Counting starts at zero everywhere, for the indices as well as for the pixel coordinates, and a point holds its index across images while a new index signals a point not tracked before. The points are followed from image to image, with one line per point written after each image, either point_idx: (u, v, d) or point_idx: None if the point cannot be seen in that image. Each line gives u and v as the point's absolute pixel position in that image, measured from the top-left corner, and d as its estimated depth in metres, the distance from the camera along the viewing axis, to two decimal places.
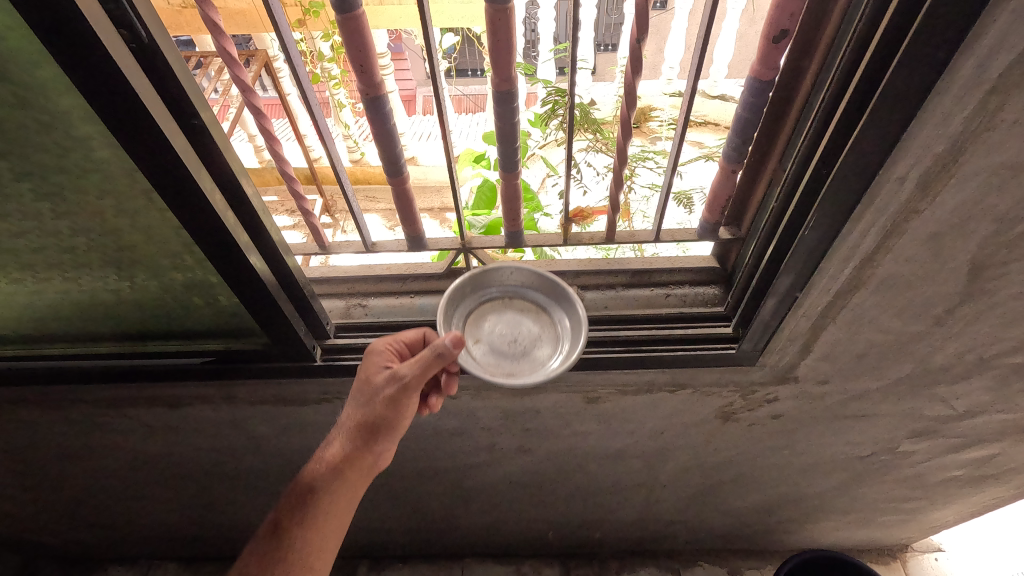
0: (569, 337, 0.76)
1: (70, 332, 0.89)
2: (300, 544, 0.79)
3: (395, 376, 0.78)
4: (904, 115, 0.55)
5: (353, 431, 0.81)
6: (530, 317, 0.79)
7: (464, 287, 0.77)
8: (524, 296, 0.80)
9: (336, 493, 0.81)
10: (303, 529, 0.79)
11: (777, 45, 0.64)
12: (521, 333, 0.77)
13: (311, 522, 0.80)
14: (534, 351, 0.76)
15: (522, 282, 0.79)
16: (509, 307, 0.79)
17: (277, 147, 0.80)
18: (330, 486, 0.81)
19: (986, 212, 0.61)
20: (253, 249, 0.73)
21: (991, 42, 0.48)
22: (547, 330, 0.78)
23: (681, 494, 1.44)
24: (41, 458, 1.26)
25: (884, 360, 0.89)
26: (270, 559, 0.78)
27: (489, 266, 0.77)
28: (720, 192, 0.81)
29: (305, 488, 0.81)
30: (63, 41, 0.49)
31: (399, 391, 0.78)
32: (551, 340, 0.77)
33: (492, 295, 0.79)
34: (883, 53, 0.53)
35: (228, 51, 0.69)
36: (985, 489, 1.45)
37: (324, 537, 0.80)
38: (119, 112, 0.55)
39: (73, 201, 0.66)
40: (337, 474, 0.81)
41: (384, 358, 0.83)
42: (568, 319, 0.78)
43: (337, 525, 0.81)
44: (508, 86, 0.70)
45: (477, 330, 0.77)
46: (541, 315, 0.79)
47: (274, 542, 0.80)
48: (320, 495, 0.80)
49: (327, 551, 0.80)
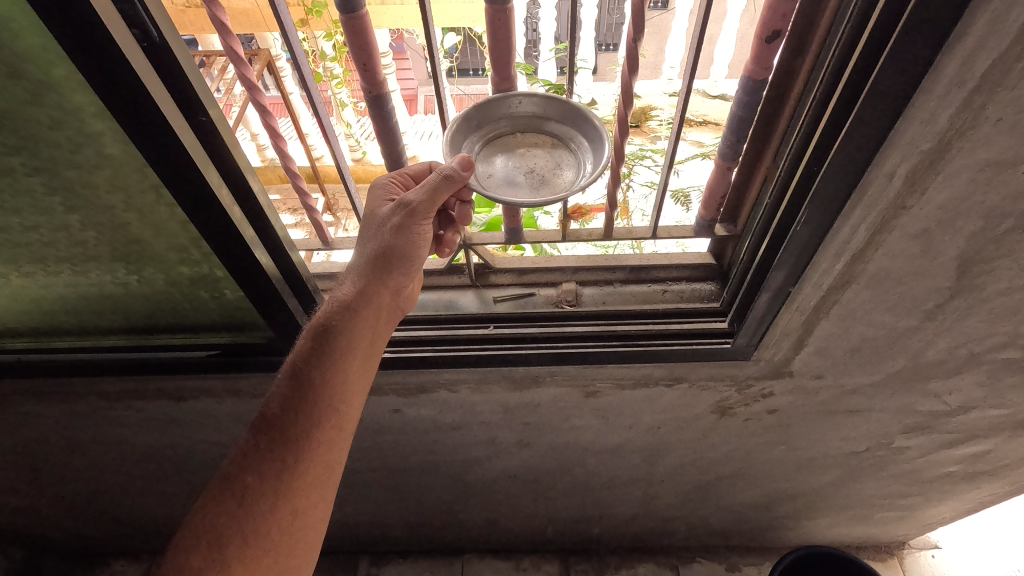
0: (591, 156, 0.71)
1: (78, 325, 0.91)
2: (320, 380, 0.76)
3: (403, 207, 0.77)
4: (892, 112, 0.56)
5: (366, 275, 0.79)
6: (546, 148, 0.75)
7: (471, 119, 0.73)
8: (539, 126, 0.75)
9: (355, 336, 0.78)
10: (322, 364, 0.76)
11: (769, 44, 0.66)
12: (538, 164, 0.74)
13: (330, 355, 0.77)
14: (552, 178, 0.73)
15: (535, 111, 0.74)
16: (523, 135, 0.76)
17: (282, 144, 0.82)
18: (347, 321, 0.78)
19: (973, 208, 0.63)
20: (258, 244, 0.74)
21: (975, 41, 0.50)
22: (567, 155, 0.74)
23: (679, 489, 1.46)
24: (47, 451, 1.28)
25: (877, 355, 0.91)
26: (291, 401, 0.75)
27: (496, 95, 0.73)
28: (715, 189, 0.83)
29: (320, 328, 0.78)
30: (77, 39, 0.51)
31: (408, 217, 0.76)
32: (573, 164, 0.73)
33: (503, 127, 0.75)
34: (871, 50, 0.55)
35: (235, 50, 0.71)
36: (980, 485, 1.46)
37: (346, 378, 0.77)
38: (130, 109, 0.57)
39: (83, 196, 0.68)
40: (354, 312, 0.78)
41: (387, 191, 0.81)
42: (588, 141, 0.73)
43: (357, 366, 0.78)
44: (508, 84, 0.74)
45: (492, 162, 0.75)
46: (555, 141, 0.75)
47: (293, 383, 0.77)
48: (336, 334, 0.77)
49: (350, 393, 0.77)
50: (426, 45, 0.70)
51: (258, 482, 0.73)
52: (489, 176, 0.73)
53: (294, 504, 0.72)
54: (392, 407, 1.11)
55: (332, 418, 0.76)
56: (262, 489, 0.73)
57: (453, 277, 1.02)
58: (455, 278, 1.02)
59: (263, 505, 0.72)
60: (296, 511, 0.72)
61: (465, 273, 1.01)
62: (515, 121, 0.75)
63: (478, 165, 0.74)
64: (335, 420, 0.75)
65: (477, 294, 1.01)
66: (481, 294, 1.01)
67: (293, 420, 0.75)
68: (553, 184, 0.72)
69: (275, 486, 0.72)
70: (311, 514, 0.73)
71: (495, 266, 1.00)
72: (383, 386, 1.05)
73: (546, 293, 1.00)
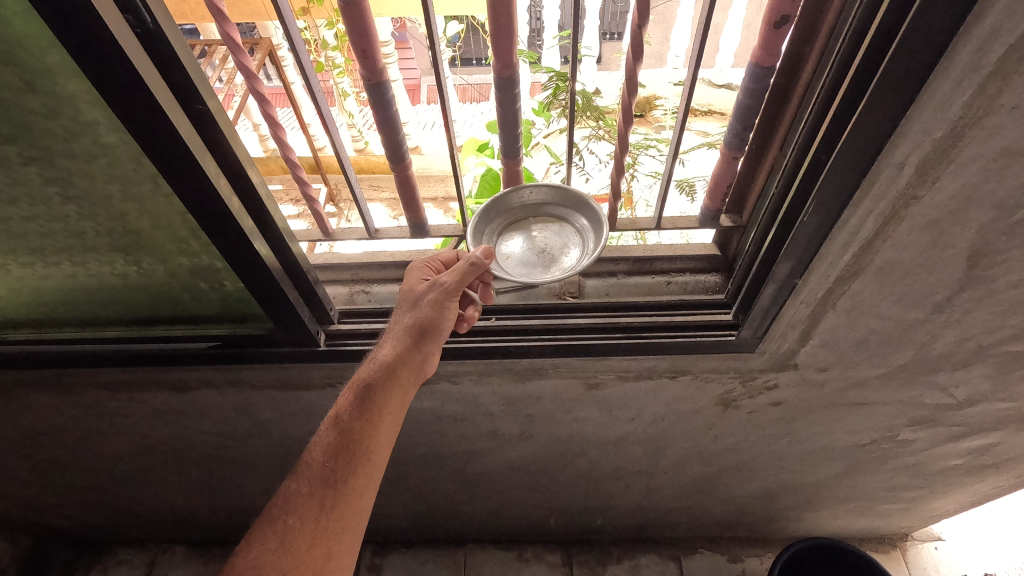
0: (591, 236, 0.84)
1: (77, 316, 0.90)
2: (360, 433, 0.77)
3: (438, 283, 0.82)
4: (905, 100, 0.55)
5: (404, 338, 0.82)
6: (555, 228, 0.87)
7: (489, 211, 0.86)
8: (546, 210, 0.88)
9: (392, 394, 0.79)
10: (364, 418, 0.78)
11: (778, 29, 0.65)
12: (549, 244, 0.86)
13: (369, 411, 0.78)
14: (561, 254, 0.85)
15: (543, 198, 0.88)
16: (534, 220, 0.89)
17: (281, 134, 0.81)
18: (387, 382, 0.79)
19: (986, 198, 0.62)
20: (258, 235, 0.74)
21: (992, 25, 0.48)
22: (572, 235, 0.86)
23: (682, 481, 1.45)
24: (50, 441, 1.28)
25: (884, 347, 0.90)
26: (333, 452, 0.77)
27: (506, 190, 0.86)
28: (721, 177, 0.83)
29: (360, 386, 0.80)
30: (68, 24, 0.50)
31: (443, 293, 0.81)
32: (578, 242, 0.85)
33: (517, 214, 0.88)
34: (884, 34, 0.53)
35: (233, 38, 0.70)
36: (985, 478, 1.45)
37: (383, 433, 0.78)
38: (124, 97, 0.56)
39: (80, 185, 0.67)
40: (393, 373, 0.80)
41: (424, 272, 0.87)
42: (586, 220, 0.85)
43: (393, 422, 0.80)
44: (511, 72, 0.70)
45: (509, 245, 0.87)
46: (562, 222, 0.88)
47: (334, 433, 0.78)
48: (377, 393, 0.79)
49: (385, 446, 0.78)
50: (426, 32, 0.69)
51: (297, 524, 0.74)
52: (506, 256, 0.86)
53: (327, 547, 0.73)
54: None
55: (368, 468, 0.77)
56: (300, 531, 0.73)
57: None
58: None
59: (299, 546, 0.72)
60: (329, 556, 0.72)
61: None
62: (526, 208, 0.88)
63: (498, 248, 0.87)
64: (369, 469, 0.77)
65: None
66: None
67: (334, 469, 0.76)
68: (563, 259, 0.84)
69: (311, 532, 0.73)
70: (342, 560, 0.73)
71: None
72: None
73: (548, 285, 0.99)
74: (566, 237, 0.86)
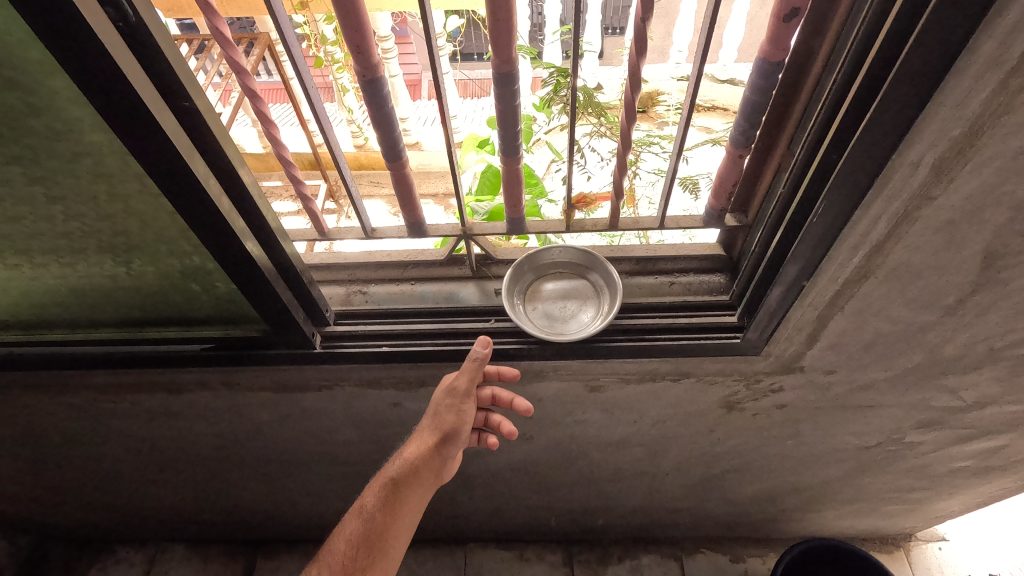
0: (607, 297, 0.90)
1: (68, 318, 0.88)
2: (381, 525, 0.86)
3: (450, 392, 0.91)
4: (921, 96, 0.53)
5: (426, 444, 0.91)
6: (577, 283, 0.93)
7: (520, 266, 0.92)
8: (571, 266, 0.93)
9: (412, 492, 0.90)
10: (386, 512, 0.87)
11: (787, 23, 0.61)
12: (568, 298, 0.92)
13: (393, 505, 0.88)
14: (580, 283, 0.93)
15: (570, 258, 0.93)
16: (560, 273, 0.94)
17: (274, 131, 0.79)
18: (408, 481, 0.90)
19: (1003, 199, 0.59)
20: (249, 236, 0.72)
21: (1016, 18, 0.46)
22: (590, 292, 0.92)
23: (684, 482, 1.43)
24: (46, 442, 1.27)
25: (892, 350, 0.88)
26: (357, 540, 0.86)
27: (538, 249, 0.92)
28: (726, 177, 0.79)
29: (386, 482, 0.90)
30: (46, 19, 0.48)
31: (455, 399, 0.90)
32: (595, 300, 0.91)
33: (545, 266, 0.93)
34: (900, 27, 0.51)
35: (222, 32, 0.68)
36: (992, 480, 1.43)
37: (401, 530, 0.88)
38: (106, 94, 0.53)
39: (65, 184, 0.65)
40: (414, 472, 0.90)
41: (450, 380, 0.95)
42: (605, 280, 0.91)
43: (410, 520, 0.89)
44: (509, 67, 0.68)
45: (535, 297, 0.92)
46: (583, 278, 0.93)
47: (359, 521, 0.88)
48: (399, 491, 0.89)
49: (401, 541, 0.87)
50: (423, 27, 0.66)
51: None
52: (533, 288, 0.93)
53: None
54: (391, 401, 1.09)
55: (385, 560, 0.85)
56: None
57: (453, 268, 0.99)
58: (455, 270, 0.99)
59: None
60: None
61: (465, 265, 0.99)
62: (554, 265, 0.93)
63: (524, 298, 0.92)
64: (386, 562, 0.85)
65: (478, 286, 0.98)
66: (483, 287, 0.98)
67: (355, 558, 0.84)
68: (583, 293, 0.92)
69: None
70: None
71: (497, 257, 0.98)
72: (382, 381, 1.02)
73: None
74: (585, 263, 0.92)
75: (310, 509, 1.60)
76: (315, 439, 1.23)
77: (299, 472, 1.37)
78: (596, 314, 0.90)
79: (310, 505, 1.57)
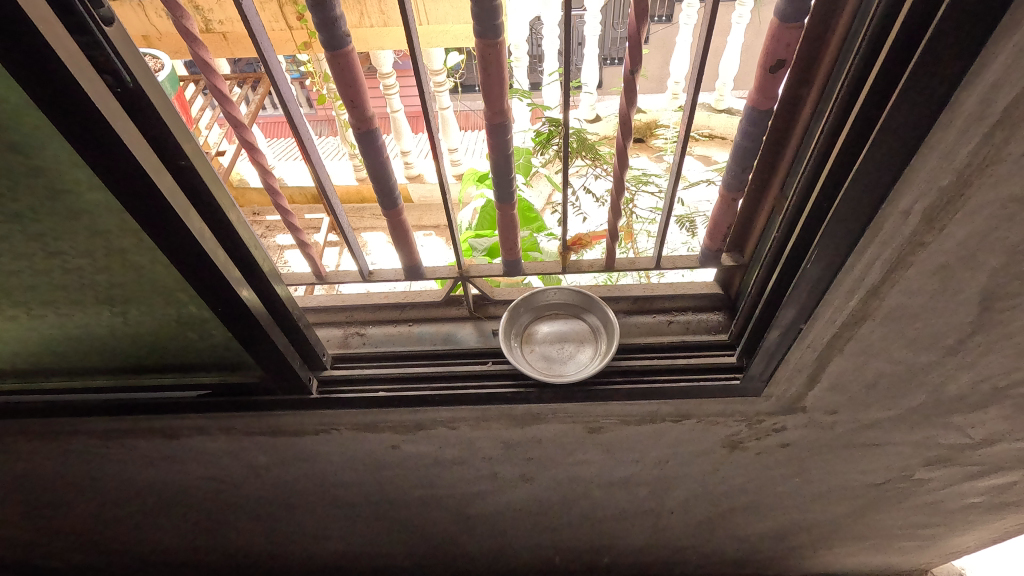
0: (604, 337, 0.90)
1: (66, 366, 0.89)
2: None
3: None
4: (906, 148, 0.54)
5: None
6: (573, 323, 0.92)
7: (518, 309, 0.91)
8: (566, 307, 0.93)
9: None
10: None
11: (774, 75, 0.63)
12: (564, 339, 0.91)
13: None
14: (578, 325, 0.92)
15: (564, 299, 0.92)
16: (556, 314, 0.93)
17: (271, 179, 0.79)
18: None
19: (995, 244, 0.60)
20: (245, 285, 0.72)
21: (993, 76, 0.48)
22: (587, 332, 0.92)
23: (690, 521, 1.40)
24: (43, 487, 1.25)
25: (895, 389, 0.87)
26: None
27: (534, 290, 0.92)
28: (720, 219, 0.79)
29: None
30: (46, 89, 0.49)
31: None
32: (592, 341, 0.91)
33: (540, 308, 0.93)
34: (881, 84, 0.52)
35: (220, 89, 0.69)
36: (1006, 516, 1.39)
37: None
38: (107, 158, 0.55)
39: (64, 241, 0.66)
40: None
41: None
42: (600, 320, 0.91)
43: None
44: (502, 118, 0.69)
45: (533, 339, 0.92)
46: (579, 319, 0.93)
47: None
48: None
49: None
50: (419, 98, 0.63)
51: None
52: (528, 329, 0.92)
53: None
54: (389, 444, 1.08)
55: None
56: None
57: (452, 309, 0.99)
58: (453, 310, 0.99)
59: None
60: None
61: (463, 305, 0.98)
62: (550, 306, 0.92)
63: (524, 339, 0.91)
64: None
65: (476, 327, 0.97)
66: (480, 327, 0.97)
67: None
68: (581, 336, 0.92)
69: None
70: None
71: (495, 298, 0.97)
72: (379, 425, 1.01)
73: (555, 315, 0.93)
74: (580, 304, 0.92)
75: (309, 550, 1.56)
76: (312, 481, 1.21)
77: (296, 513, 1.35)
78: (595, 353, 0.89)
79: (308, 546, 1.54)
